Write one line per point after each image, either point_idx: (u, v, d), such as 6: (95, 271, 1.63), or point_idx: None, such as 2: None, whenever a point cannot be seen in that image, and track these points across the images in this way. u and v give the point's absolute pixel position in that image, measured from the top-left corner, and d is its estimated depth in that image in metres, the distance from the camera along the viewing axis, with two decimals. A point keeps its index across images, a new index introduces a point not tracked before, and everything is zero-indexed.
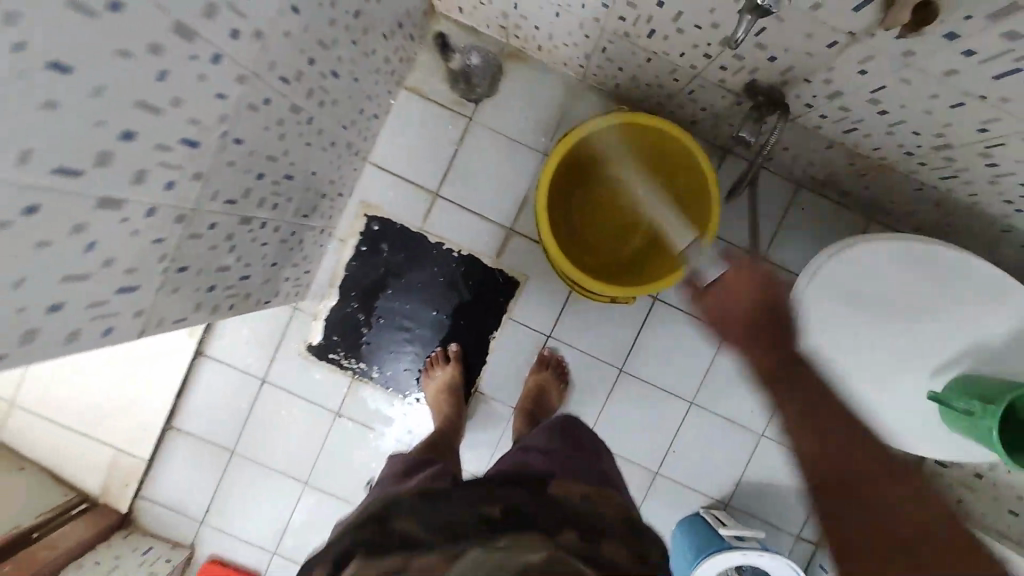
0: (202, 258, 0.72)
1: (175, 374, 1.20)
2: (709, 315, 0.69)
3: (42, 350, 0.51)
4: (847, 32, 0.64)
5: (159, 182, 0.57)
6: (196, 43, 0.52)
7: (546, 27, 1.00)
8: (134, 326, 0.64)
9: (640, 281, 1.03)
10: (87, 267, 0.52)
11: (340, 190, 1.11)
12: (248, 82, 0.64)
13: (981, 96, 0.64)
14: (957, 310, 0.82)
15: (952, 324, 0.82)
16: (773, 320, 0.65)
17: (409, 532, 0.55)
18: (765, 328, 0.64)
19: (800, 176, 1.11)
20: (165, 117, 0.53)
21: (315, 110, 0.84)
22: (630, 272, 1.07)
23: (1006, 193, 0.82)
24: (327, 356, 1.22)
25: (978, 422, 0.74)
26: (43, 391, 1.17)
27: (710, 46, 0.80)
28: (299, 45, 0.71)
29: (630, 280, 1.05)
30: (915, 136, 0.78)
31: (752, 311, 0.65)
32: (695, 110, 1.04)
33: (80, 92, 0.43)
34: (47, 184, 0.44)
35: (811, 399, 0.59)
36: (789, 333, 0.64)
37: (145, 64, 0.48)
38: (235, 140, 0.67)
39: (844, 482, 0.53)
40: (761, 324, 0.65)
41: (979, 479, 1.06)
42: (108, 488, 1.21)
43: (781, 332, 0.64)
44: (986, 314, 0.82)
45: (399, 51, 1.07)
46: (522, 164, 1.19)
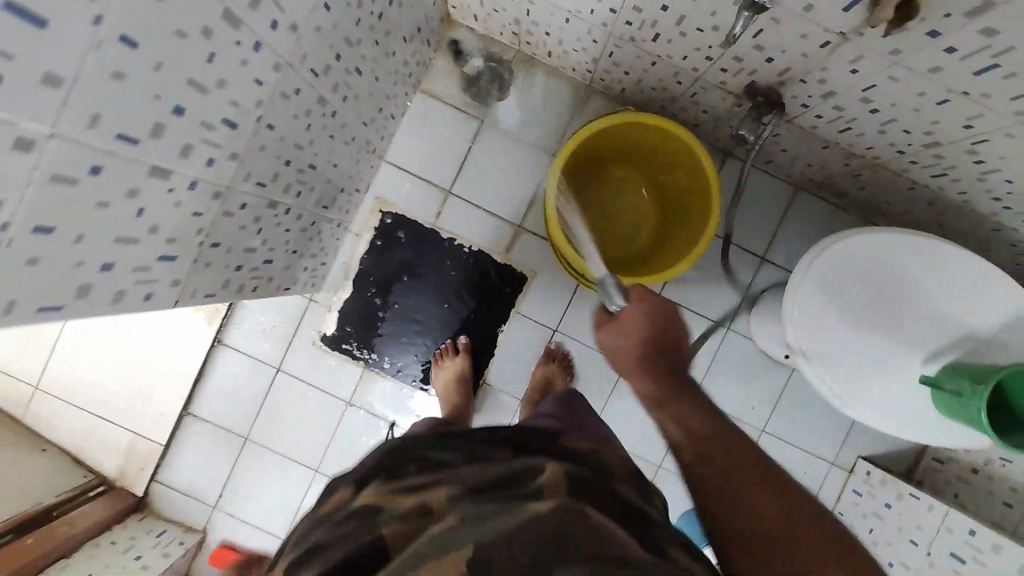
0: (233, 237, 0.77)
1: (193, 361, 1.25)
2: (611, 351, 0.74)
3: (93, 306, 0.56)
4: (838, 32, 0.69)
5: (201, 158, 0.62)
6: (241, 30, 0.58)
7: (556, 33, 1.06)
8: (171, 295, 0.68)
9: (650, 270, 1.08)
10: (136, 232, 0.57)
11: (358, 185, 1.16)
12: (282, 72, 0.69)
13: (963, 93, 0.69)
14: (939, 297, 0.87)
15: (935, 310, 0.87)
16: (664, 352, 0.69)
17: (423, 475, 0.58)
18: (655, 361, 0.68)
19: (799, 178, 1.16)
20: (211, 97, 0.58)
21: (339, 105, 0.89)
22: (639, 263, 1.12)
23: (994, 190, 0.86)
24: (340, 346, 1.26)
25: (968, 404, 0.78)
26: (67, 375, 1.22)
27: (711, 48, 0.85)
28: (329, 41, 0.77)
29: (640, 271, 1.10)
30: (905, 134, 0.83)
31: (650, 332, 0.71)
32: (697, 112, 1.09)
33: (143, 67, 0.48)
34: (110, 148, 0.49)
35: (699, 411, 0.62)
36: (679, 365, 0.68)
37: (197, 46, 0.53)
38: (268, 125, 0.72)
39: (726, 483, 0.55)
40: (657, 345, 0.70)
41: (976, 473, 1.09)
42: (126, 472, 1.25)
43: (670, 364, 0.68)
44: (967, 300, 0.87)
45: (416, 54, 1.13)
46: (532, 164, 1.24)
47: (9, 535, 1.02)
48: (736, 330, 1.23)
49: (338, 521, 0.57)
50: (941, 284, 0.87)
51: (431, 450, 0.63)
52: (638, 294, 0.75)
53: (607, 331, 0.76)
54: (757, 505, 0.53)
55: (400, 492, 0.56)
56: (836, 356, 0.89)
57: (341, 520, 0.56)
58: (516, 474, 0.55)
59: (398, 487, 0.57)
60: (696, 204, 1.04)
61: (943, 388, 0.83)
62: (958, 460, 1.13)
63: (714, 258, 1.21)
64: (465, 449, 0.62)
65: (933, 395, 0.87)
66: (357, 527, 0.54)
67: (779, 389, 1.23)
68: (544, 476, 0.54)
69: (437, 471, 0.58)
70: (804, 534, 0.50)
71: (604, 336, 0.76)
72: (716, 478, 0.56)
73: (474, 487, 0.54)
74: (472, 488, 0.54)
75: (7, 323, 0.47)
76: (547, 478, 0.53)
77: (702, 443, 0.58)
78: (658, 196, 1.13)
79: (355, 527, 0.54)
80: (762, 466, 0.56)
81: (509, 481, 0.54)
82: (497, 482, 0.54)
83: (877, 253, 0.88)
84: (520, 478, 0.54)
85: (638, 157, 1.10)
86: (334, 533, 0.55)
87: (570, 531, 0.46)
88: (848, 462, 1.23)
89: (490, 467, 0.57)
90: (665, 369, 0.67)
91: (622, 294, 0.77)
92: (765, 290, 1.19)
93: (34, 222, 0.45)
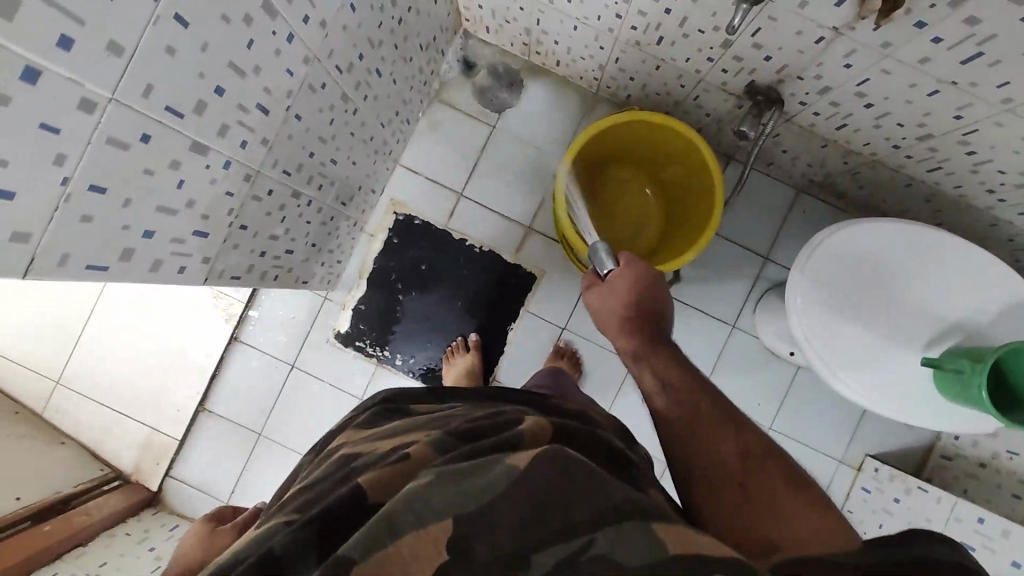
0: (259, 222, 0.80)
1: (209, 358, 1.28)
2: (596, 313, 0.78)
3: (133, 271, 0.60)
4: (830, 27, 0.73)
5: (237, 140, 0.66)
6: (277, 20, 0.62)
7: (564, 42, 1.11)
8: (202, 270, 0.72)
9: (662, 260, 1.13)
10: (175, 203, 0.61)
11: (373, 186, 1.21)
12: (312, 65, 0.73)
13: (952, 82, 0.73)
14: (931, 280, 0.90)
15: (926, 291, 0.90)
16: (644, 313, 0.74)
17: (405, 435, 0.61)
18: (635, 321, 0.73)
19: (799, 179, 1.19)
20: (248, 82, 0.63)
21: (359, 103, 0.94)
22: (651, 255, 1.17)
23: (987, 181, 0.90)
24: (354, 343, 1.29)
25: (968, 380, 0.82)
26: (88, 371, 1.27)
27: (713, 49, 0.90)
28: (353, 40, 0.82)
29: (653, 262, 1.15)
30: (899, 128, 0.87)
31: (636, 297, 0.75)
32: (700, 116, 1.14)
33: (192, 46, 0.52)
34: (159, 118, 0.53)
35: (677, 364, 0.66)
36: (659, 324, 0.73)
37: (239, 31, 0.57)
38: (296, 116, 0.76)
39: (700, 427, 0.59)
40: (642, 309, 0.74)
41: (983, 468, 1.12)
42: (142, 466, 1.28)
43: (650, 324, 0.73)
44: (959, 283, 0.89)
45: (431, 63, 1.19)
46: (541, 168, 1.28)
47: (28, 521, 1.04)
48: (741, 329, 1.25)
49: (320, 480, 0.58)
50: (933, 268, 0.90)
51: (414, 420, 0.67)
52: (628, 262, 0.78)
53: (594, 295, 0.79)
54: (714, 442, 0.57)
55: (385, 449, 0.59)
56: (831, 341, 0.91)
57: (323, 480, 0.58)
58: (495, 424, 0.59)
59: (381, 447, 0.60)
60: (699, 195, 1.08)
61: (944, 367, 0.86)
62: (966, 456, 1.15)
63: (719, 258, 1.25)
64: (447, 416, 0.65)
65: (935, 376, 0.89)
66: (340, 483, 0.55)
67: (786, 387, 1.25)
68: (523, 425, 0.58)
69: (419, 431, 0.62)
70: (754, 468, 0.54)
71: (592, 299, 0.79)
72: (680, 420, 0.60)
73: (456, 437, 0.57)
74: (454, 438, 0.57)
75: (60, 275, 0.51)
76: (526, 427, 0.58)
77: (680, 394, 0.62)
78: (662, 192, 1.18)
79: (339, 482, 0.56)
80: (725, 410, 0.60)
81: (489, 432, 0.58)
82: (478, 433, 0.58)
83: (868, 244, 0.91)
84: (498, 428, 0.58)
85: (640, 156, 1.15)
86: (317, 489, 0.56)
87: (546, 488, 0.46)
88: (856, 460, 1.23)
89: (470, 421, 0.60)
90: (649, 332, 0.71)
91: (611, 260, 0.80)
92: (771, 287, 1.23)
93: (90, 179, 0.49)
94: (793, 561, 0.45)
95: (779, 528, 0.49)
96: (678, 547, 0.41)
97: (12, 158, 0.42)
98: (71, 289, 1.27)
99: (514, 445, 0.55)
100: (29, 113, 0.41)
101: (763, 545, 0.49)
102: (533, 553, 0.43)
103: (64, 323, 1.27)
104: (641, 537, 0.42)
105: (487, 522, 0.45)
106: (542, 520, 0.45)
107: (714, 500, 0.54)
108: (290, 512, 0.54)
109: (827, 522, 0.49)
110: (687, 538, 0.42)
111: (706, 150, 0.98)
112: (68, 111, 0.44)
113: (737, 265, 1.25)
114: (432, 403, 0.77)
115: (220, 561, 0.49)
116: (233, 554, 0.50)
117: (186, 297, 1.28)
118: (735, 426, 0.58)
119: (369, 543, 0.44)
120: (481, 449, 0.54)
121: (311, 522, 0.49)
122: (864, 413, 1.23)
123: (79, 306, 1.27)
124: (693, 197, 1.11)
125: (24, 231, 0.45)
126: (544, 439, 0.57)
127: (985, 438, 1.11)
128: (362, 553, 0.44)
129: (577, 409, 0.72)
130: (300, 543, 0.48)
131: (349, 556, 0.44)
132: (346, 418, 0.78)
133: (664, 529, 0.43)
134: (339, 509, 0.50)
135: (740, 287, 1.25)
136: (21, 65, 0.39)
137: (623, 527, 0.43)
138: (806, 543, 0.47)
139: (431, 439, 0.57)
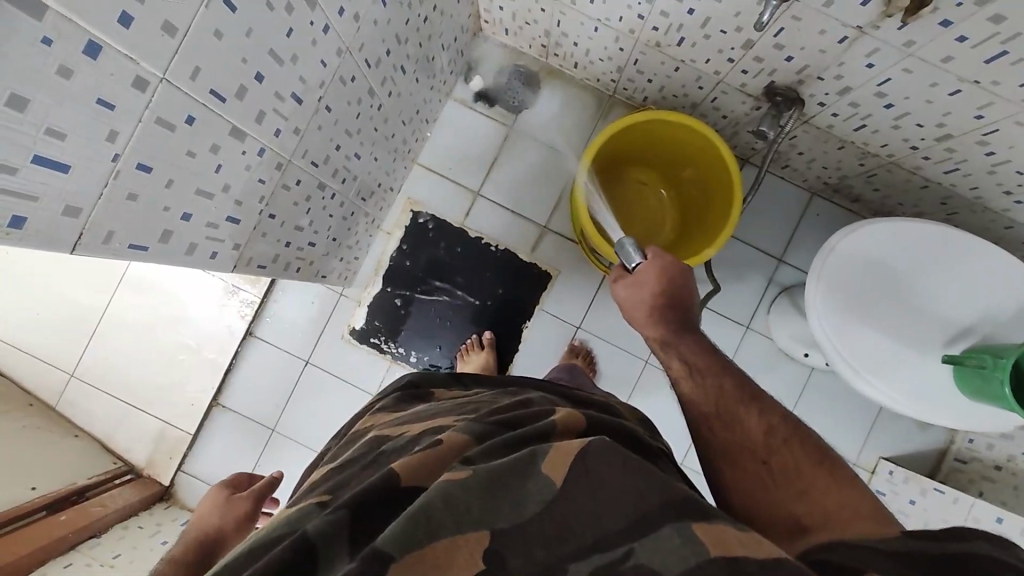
0: (286, 212, 0.81)
1: (223, 354, 1.28)
2: (624, 302, 0.79)
3: (170, 253, 0.61)
4: (854, 26, 0.75)
5: (272, 127, 0.66)
6: (315, 12, 0.63)
7: (584, 43, 1.12)
8: (232, 255, 0.73)
9: (689, 248, 1.14)
10: (212, 187, 0.62)
11: (392, 184, 1.22)
12: (343, 58, 0.74)
13: (974, 81, 0.74)
14: (949, 277, 0.91)
15: (944, 285, 0.91)
16: (673, 302, 0.74)
17: (433, 422, 0.61)
18: (663, 311, 0.74)
19: (813, 182, 1.21)
20: (285, 69, 0.63)
21: (384, 99, 0.95)
22: (679, 246, 1.18)
23: (1004, 183, 0.91)
24: (369, 340, 1.29)
25: (991, 376, 0.82)
26: (101, 365, 1.28)
27: (735, 50, 0.91)
28: (381, 35, 0.83)
29: (680, 251, 1.16)
30: (918, 128, 0.88)
31: (667, 290, 0.75)
32: (717, 118, 1.15)
33: (238, 31, 0.53)
34: (205, 100, 0.53)
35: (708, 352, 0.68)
36: (688, 314, 0.74)
37: (280, 19, 0.58)
38: (325, 107, 0.76)
39: (729, 413, 0.60)
40: (671, 302, 0.74)
41: (999, 470, 1.15)
42: (155, 461, 1.28)
43: (678, 314, 0.74)
44: (975, 280, 0.90)
45: (450, 63, 1.20)
46: (557, 169, 1.29)
47: (44, 511, 1.04)
48: (755, 329, 1.26)
49: (350, 462, 0.58)
50: (951, 262, 0.91)
51: (442, 406, 0.66)
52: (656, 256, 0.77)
53: (622, 288, 0.79)
54: (738, 426, 0.59)
55: (414, 435, 0.58)
56: (851, 330, 0.91)
57: (353, 462, 0.58)
58: (525, 416, 0.58)
59: (409, 433, 0.59)
60: (716, 190, 1.09)
61: (966, 364, 0.86)
62: (981, 458, 1.18)
63: (734, 261, 1.26)
64: (475, 404, 0.65)
65: (956, 373, 0.89)
66: (372, 468, 0.54)
67: (800, 389, 1.25)
68: (553, 417, 0.58)
69: (448, 419, 0.61)
70: (778, 450, 0.56)
71: (620, 291, 0.79)
72: (708, 406, 0.62)
73: (488, 425, 0.56)
74: (486, 426, 0.56)
75: (105, 252, 0.52)
76: (558, 419, 0.57)
77: (709, 381, 0.64)
78: (680, 191, 1.20)
79: (370, 467, 0.55)
80: (752, 394, 0.62)
81: (521, 423, 0.57)
82: (509, 423, 0.57)
83: (886, 241, 0.91)
84: (528, 421, 0.58)
85: (663, 158, 1.16)
86: (347, 472, 0.56)
87: (585, 502, 0.46)
88: (871, 462, 1.23)
89: (501, 413, 0.60)
90: (679, 325, 0.72)
91: (639, 253, 0.79)
92: (784, 289, 1.23)
93: (137, 158, 0.49)
94: (821, 545, 0.46)
95: (804, 509, 0.51)
96: (715, 544, 0.41)
97: (71, 131, 0.43)
98: (85, 282, 1.28)
99: (545, 435, 0.54)
100: (87, 85, 0.42)
101: (788, 526, 0.51)
102: (566, 560, 0.43)
103: (77, 314, 1.28)
104: (677, 539, 0.42)
105: (524, 538, 0.44)
106: (573, 535, 0.44)
107: (749, 486, 0.55)
108: (320, 494, 0.53)
109: (857, 504, 0.50)
110: (723, 535, 0.42)
111: (730, 156, 0.98)
112: (123, 89, 0.45)
113: (751, 266, 1.25)
114: (454, 390, 0.77)
115: (243, 546, 0.46)
116: (256, 536, 0.46)
117: (203, 294, 1.28)
118: (761, 408, 0.60)
119: (405, 539, 0.42)
120: (515, 440, 0.53)
121: (343, 507, 0.46)
122: (877, 416, 1.24)
123: (94, 299, 1.28)
124: (710, 192, 1.12)
125: (76, 205, 0.46)
126: (575, 433, 0.57)
127: (1001, 442, 1.13)
128: (399, 550, 0.41)
129: (603, 401, 0.73)
130: (332, 527, 0.45)
131: (385, 551, 0.41)
132: (367, 403, 0.78)
133: (700, 526, 0.42)
134: (372, 496, 0.48)
135: (754, 289, 1.25)
136: (84, 39, 0.40)
137: (659, 531, 0.43)
138: (836, 525, 0.48)
139: (462, 427, 0.56)
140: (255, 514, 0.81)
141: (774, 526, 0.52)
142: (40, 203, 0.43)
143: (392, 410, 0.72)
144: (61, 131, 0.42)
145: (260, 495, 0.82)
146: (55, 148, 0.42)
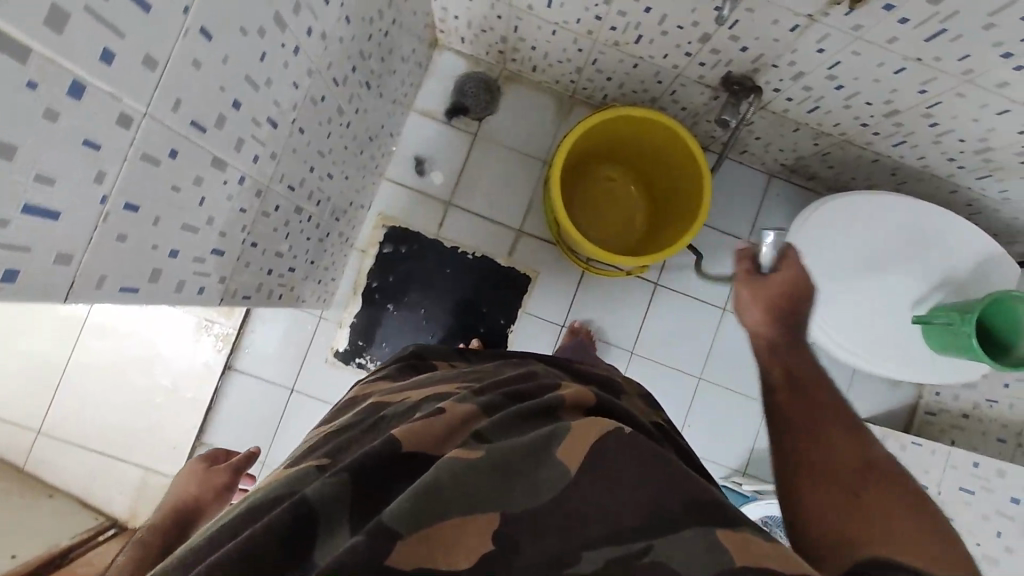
0: (267, 238, 0.80)
1: (203, 393, 1.24)
2: (741, 301, 0.75)
3: (159, 292, 0.59)
4: (805, 14, 0.79)
5: (250, 153, 0.65)
6: (286, 33, 0.62)
7: (542, 47, 1.14)
8: (217, 289, 0.70)
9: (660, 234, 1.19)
10: (197, 220, 0.60)
11: (362, 202, 1.20)
12: (313, 77, 0.73)
13: (918, 59, 0.80)
14: (946, 263, 0.96)
15: (925, 260, 0.96)
16: (794, 310, 0.72)
17: (434, 390, 0.61)
18: (784, 319, 0.71)
19: (771, 165, 1.27)
20: (260, 94, 0.62)
21: (352, 116, 0.94)
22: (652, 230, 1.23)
23: (948, 150, 0.97)
24: (353, 361, 1.27)
25: (959, 330, 0.88)
26: (70, 418, 1.21)
27: (692, 44, 0.95)
28: (347, 52, 0.82)
29: (653, 238, 1.21)
30: (868, 106, 0.94)
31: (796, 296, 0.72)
32: (676, 111, 1.19)
33: (216, 59, 0.52)
34: (185, 133, 0.52)
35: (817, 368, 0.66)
36: (804, 322, 0.72)
37: (255, 44, 0.57)
38: (299, 129, 0.75)
39: (815, 420, 0.60)
40: (796, 307, 0.72)
41: (966, 418, 1.22)
42: (137, 511, 1.23)
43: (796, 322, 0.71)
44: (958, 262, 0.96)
45: (411, 76, 1.19)
46: (525, 172, 1.30)
47: None
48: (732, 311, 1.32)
49: (347, 427, 0.57)
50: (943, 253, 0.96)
51: (444, 376, 0.67)
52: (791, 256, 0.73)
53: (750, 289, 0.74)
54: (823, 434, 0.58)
55: (414, 402, 0.58)
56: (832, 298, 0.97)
57: (351, 426, 0.57)
58: (529, 391, 0.59)
59: (409, 400, 0.59)
60: (683, 183, 1.13)
61: (935, 322, 0.92)
62: (949, 410, 1.25)
63: (704, 246, 1.30)
64: (480, 375, 0.66)
65: (927, 331, 0.95)
66: (373, 433, 0.54)
67: None
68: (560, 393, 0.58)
69: (449, 389, 0.61)
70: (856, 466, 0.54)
71: (748, 292, 0.74)
72: (794, 411, 0.61)
73: (494, 397, 0.56)
74: (491, 398, 0.56)
75: (96, 297, 0.50)
76: (564, 394, 0.58)
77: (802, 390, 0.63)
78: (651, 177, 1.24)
79: (371, 432, 0.54)
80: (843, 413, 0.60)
81: (526, 399, 0.58)
82: (514, 397, 0.57)
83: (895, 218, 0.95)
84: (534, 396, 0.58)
85: (634, 151, 1.18)
86: (345, 435, 0.55)
87: (598, 493, 0.46)
88: None
89: (506, 386, 0.60)
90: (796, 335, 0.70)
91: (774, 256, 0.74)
92: None
93: (125, 198, 0.48)
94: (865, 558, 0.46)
95: (862, 524, 0.49)
96: (741, 555, 0.42)
97: (60, 175, 0.41)
98: (45, 333, 1.21)
99: (550, 414, 0.55)
100: (73, 128, 0.40)
101: (829, 535, 0.50)
102: (580, 548, 0.43)
103: (39, 367, 1.21)
104: (701, 545, 0.42)
105: (534, 524, 0.44)
106: (583, 527, 0.44)
107: (817, 487, 0.54)
108: (318, 457, 0.52)
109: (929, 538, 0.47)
110: (749, 545, 0.43)
111: (699, 153, 1.01)
112: (108, 126, 0.43)
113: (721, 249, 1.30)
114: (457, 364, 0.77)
115: (240, 509, 0.45)
116: (255, 498, 0.46)
117: (173, 330, 1.23)
118: (855, 428, 0.58)
119: (413, 517, 0.41)
120: (518, 416, 0.53)
121: (343, 470, 0.45)
122: (852, 381, 1.30)
123: (57, 349, 1.21)
124: (677, 183, 1.15)
125: (66, 251, 0.44)
126: (579, 412, 0.57)
127: (966, 391, 1.21)
128: (406, 526, 0.41)
129: (609, 377, 0.75)
130: (332, 493, 0.44)
131: (392, 527, 0.40)
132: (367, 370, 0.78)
133: (726, 534, 0.44)
134: (371, 462, 0.46)
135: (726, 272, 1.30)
136: (68, 80, 0.38)
137: (681, 533, 0.44)
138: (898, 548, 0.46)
139: (465, 398, 0.55)
140: (232, 484, 0.88)
141: (814, 534, 0.51)
142: (31, 254, 0.41)
143: (392, 378, 0.72)
144: (51, 176, 0.40)
145: (239, 467, 0.89)
146: (45, 194, 0.40)
